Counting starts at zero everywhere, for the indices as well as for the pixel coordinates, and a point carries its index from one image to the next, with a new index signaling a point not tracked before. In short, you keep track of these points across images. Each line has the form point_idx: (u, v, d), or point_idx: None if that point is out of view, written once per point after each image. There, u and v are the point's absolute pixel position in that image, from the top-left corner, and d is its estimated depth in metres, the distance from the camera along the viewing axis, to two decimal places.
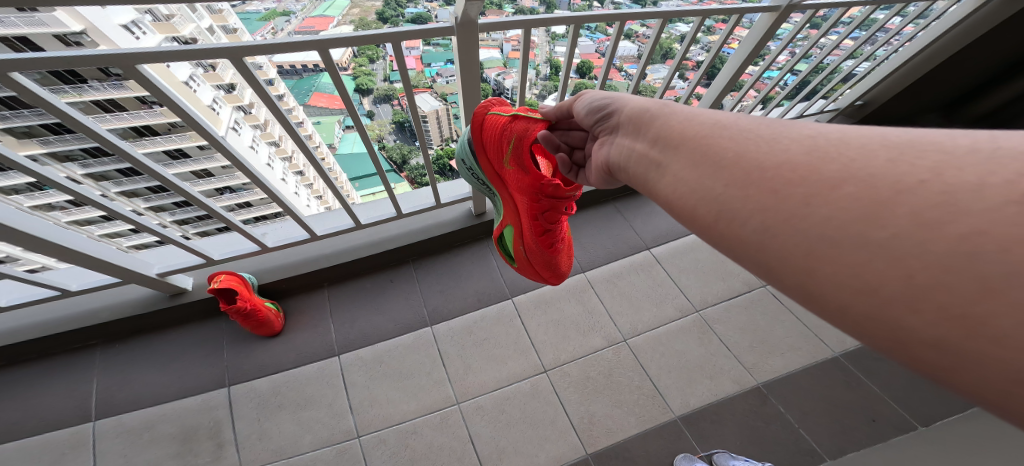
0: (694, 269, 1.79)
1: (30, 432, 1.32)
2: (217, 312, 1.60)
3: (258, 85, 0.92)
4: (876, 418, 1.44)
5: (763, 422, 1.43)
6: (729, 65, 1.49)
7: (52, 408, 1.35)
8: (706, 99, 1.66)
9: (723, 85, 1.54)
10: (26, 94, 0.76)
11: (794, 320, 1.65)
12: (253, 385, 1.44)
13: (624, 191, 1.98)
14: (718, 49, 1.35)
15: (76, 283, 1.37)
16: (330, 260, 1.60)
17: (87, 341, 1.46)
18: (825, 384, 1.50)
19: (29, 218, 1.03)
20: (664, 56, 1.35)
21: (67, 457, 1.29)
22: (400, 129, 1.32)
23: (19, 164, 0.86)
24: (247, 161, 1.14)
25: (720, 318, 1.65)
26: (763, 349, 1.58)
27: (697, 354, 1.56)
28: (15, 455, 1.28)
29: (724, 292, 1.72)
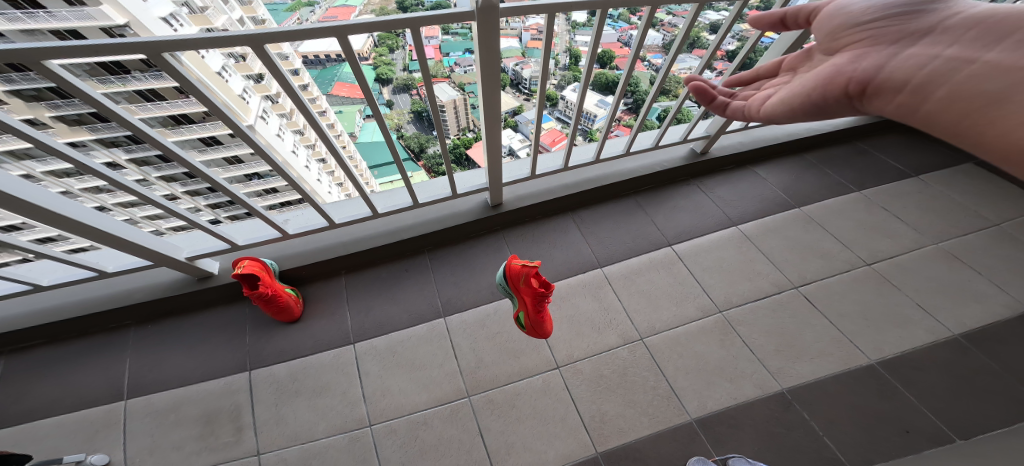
0: (717, 268, 1.74)
1: (66, 409, 1.39)
2: (241, 297, 1.66)
3: (282, 75, 0.95)
4: (909, 429, 1.35)
5: (785, 428, 1.36)
6: (769, 55, 1.45)
7: (89, 387, 1.43)
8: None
9: (758, 75, 1.50)
10: (60, 81, 0.80)
11: (827, 324, 1.58)
12: (273, 370, 1.49)
13: (645, 185, 1.97)
14: (755, 41, 1.33)
15: (113, 266, 1.45)
16: (347, 248, 1.64)
17: (123, 321, 1.55)
18: (857, 393, 1.42)
19: (72, 203, 1.10)
20: (691, 45, 1.30)
21: (100, 434, 1.35)
22: (419, 118, 1.36)
23: (61, 151, 0.93)
24: (270, 152, 1.18)
25: (744, 319, 1.60)
26: (790, 353, 1.51)
27: (717, 356, 1.51)
28: (52, 431, 1.35)
29: (750, 293, 1.66)
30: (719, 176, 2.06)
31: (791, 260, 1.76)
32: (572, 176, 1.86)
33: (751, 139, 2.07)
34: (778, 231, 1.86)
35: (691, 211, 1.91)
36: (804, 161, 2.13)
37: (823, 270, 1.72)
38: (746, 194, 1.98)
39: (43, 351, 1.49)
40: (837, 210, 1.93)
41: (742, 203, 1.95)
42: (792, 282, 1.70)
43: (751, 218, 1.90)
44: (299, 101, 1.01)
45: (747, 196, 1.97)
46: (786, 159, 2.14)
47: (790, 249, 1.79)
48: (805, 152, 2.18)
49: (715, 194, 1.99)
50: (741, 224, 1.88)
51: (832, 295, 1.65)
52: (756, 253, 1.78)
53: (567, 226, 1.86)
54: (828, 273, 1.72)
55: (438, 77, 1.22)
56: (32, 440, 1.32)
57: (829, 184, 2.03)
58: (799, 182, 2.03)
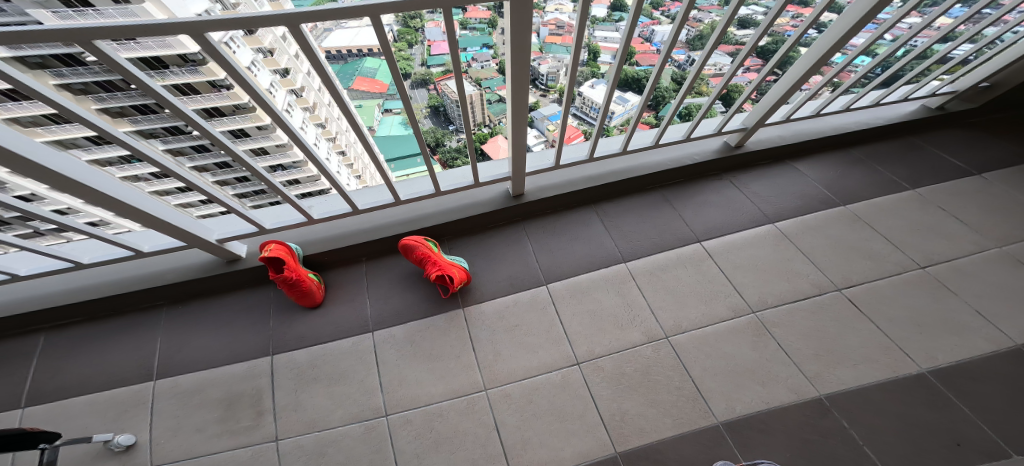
0: (752, 266, 1.69)
1: (98, 388, 1.44)
2: (266, 281, 1.71)
3: (317, 64, 0.93)
4: (960, 441, 1.26)
5: (820, 436, 1.28)
6: (811, 52, 1.41)
7: (121, 366, 1.48)
8: (775, 91, 1.61)
9: (793, 79, 1.50)
10: (109, 62, 0.81)
11: (873, 329, 1.49)
12: (294, 355, 1.51)
13: (673, 179, 1.95)
14: (792, 44, 1.28)
15: (149, 245, 1.50)
16: (368, 234, 1.66)
17: (155, 301, 1.61)
18: (903, 402, 1.33)
19: (121, 187, 1.16)
20: (718, 41, 1.22)
21: (128, 414, 1.39)
22: (435, 114, 1.27)
23: (120, 139, 0.97)
24: (300, 135, 1.16)
25: (778, 321, 1.53)
26: (829, 358, 1.43)
27: (749, 357, 1.45)
28: (84, 409, 1.39)
29: (787, 294, 1.61)
30: (754, 171, 2.03)
31: (835, 260, 1.70)
32: (596, 167, 1.87)
33: (791, 133, 2.04)
34: (819, 229, 1.81)
35: (723, 206, 1.88)
36: (839, 160, 2.06)
37: (872, 271, 1.66)
38: (784, 189, 1.95)
39: (81, 328, 1.56)
40: (876, 212, 1.85)
41: (780, 200, 1.91)
42: (834, 284, 1.63)
43: (789, 215, 1.86)
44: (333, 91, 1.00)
45: (782, 192, 1.94)
46: (825, 154, 2.08)
47: (833, 249, 1.73)
48: (839, 149, 2.11)
49: (749, 189, 1.96)
50: (778, 221, 1.84)
51: (882, 299, 1.57)
52: (790, 251, 1.74)
53: (589, 219, 1.85)
54: (877, 275, 1.64)
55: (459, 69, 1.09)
56: (65, 418, 1.37)
57: (865, 184, 1.96)
58: (846, 179, 1.98)
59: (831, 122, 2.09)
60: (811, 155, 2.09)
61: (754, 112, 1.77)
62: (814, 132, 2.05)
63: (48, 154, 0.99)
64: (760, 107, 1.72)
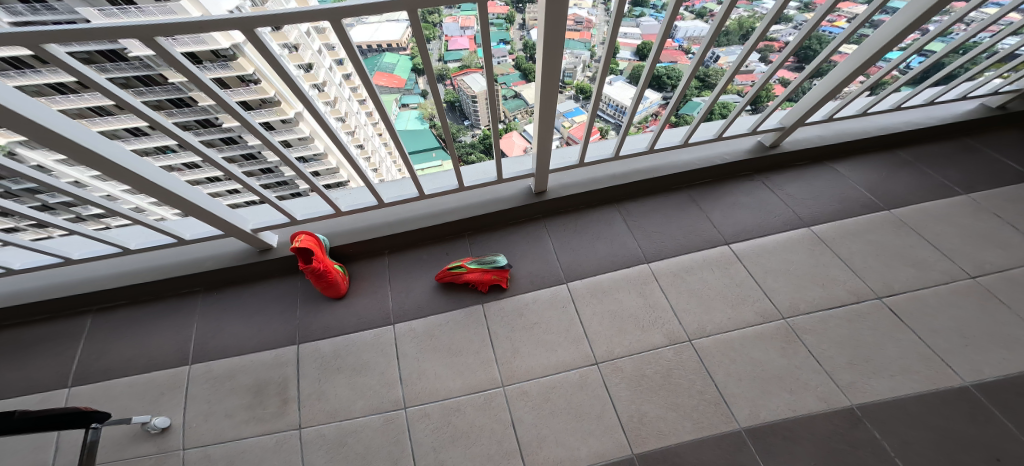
0: (784, 271, 1.64)
1: (140, 370, 1.53)
2: (295, 271, 1.78)
3: (358, 60, 0.95)
4: (1002, 458, 1.19)
5: (850, 446, 1.23)
6: (860, 51, 1.37)
7: (160, 350, 1.57)
8: (818, 91, 1.57)
9: (837, 81, 1.47)
10: (165, 57, 0.86)
11: (912, 339, 1.43)
12: (318, 345, 1.56)
13: (701, 179, 1.91)
14: (836, 47, 1.25)
15: (190, 233, 1.60)
16: (392, 227, 1.71)
17: (193, 287, 1.71)
18: (943, 416, 1.27)
19: (167, 177, 1.25)
20: (743, 37, 1.18)
21: (165, 396, 1.47)
22: (452, 109, 1.19)
23: (170, 130, 1.05)
24: (330, 124, 1.17)
25: (811, 328, 1.48)
26: (864, 368, 1.37)
27: (777, 364, 1.40)
28: (126, 389, 1.48)
29: (821, 301, 1.54)
30: (789, 172, 1.97)
31: (876, 267, 1.62)
32: (620, 166, 1.85)
33: (832, 133, 1.98)
34: (860, 234, 1.73)
35: (750, 209, 1.83)
36: (878, 162, 1.98)
37: (916, 280, 1.57)
38: (822, 191, 1.88)
39: (126, 310, 1.67)
40: (918, 219, 1.76)
41: (816, 202, 1.84)
42: (873, 292, 1.56)
43: (827, 219, 1.79)
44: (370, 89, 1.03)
45: (819, 195, 1.87)
46: (864, 156, 2.00)
47: (874, 255, 1.66)
48: (878, 152, 2.02)
49: (783, 191, 1.90)
50: (814, 225, 1.78)
51: (926, 309, 1.50)
52: (827, 258, 1.67)
53: (611, 218, 1.83)
54: (922, 284, 1.56)
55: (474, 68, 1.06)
56: (110, 397, 1.46)
57: (907, 189, 1.86)
58: (888, 183, 1.89)
59: (878, 122, 2.01)
60: (852, 156, 2.01)
61: (793, 112, 1.72)
62: (859, 131, 1.98)
63: (101, 142, 1.06)
64: (801, 106, 1.68)
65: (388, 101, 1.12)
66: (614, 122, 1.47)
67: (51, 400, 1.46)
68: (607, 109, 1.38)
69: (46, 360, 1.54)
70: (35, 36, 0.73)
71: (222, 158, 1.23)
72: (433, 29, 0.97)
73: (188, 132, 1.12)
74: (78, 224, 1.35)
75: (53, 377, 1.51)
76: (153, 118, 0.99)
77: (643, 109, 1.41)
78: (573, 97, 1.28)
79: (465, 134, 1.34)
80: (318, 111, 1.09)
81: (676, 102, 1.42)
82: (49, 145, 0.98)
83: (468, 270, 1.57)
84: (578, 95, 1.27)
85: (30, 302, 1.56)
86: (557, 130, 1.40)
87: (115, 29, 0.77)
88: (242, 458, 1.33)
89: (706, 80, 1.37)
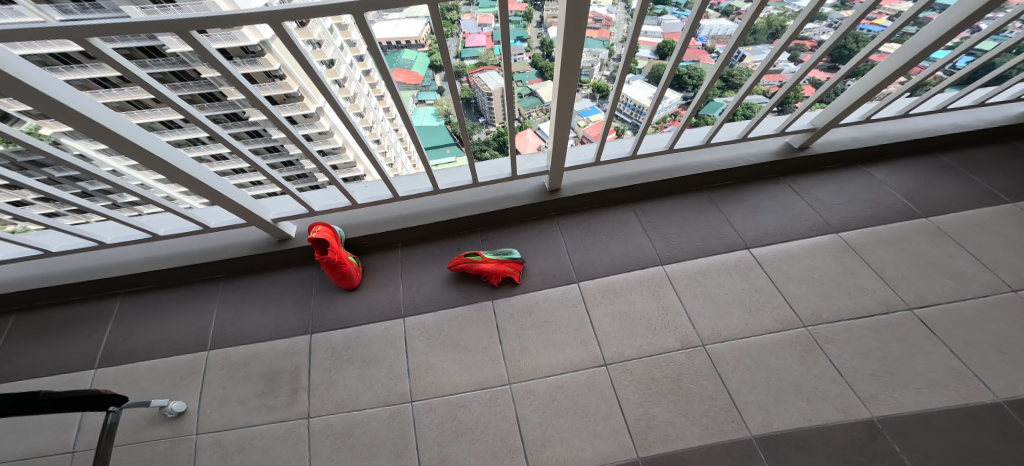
0: (807, 278, 1.60)
1: (161, 354, 1.59)
2: (312, 261, 1.83)
3: (380, 57, 0.96)
4: None
5: (867, 459, 1.20)
6: (903, 51, 1.33)
7: (181, 335, 1.63)
8: (853, 92, 1.54)
9: (875, 82, 1.44)
10: (201, 52, 0.89)
11: (944, 352, 1.37)
12: (331, 335, 1.60)
13: (721, 180, 1.89)
14: (877, 47, 1.22)
15: (215, 222, 1.66)
16: (407, 220, 1.75)
17: (215, 274, 1.78)
18: (971, 435, 1.22)
19: (196, 166, 1.29)
20: (771, 35, 1.15)
21: (184, 381, 1.52)
22: (467, 106, 1.21)
23: (202, 122, 1.09)
24: (351, 118, 1.19)
25: (832, 337, 1.44)
26: (888, 381, 1.33)
27: (794, 372, 1.37)
28: (148, 373, 1.54)
29: (845, 310, 1.50)
30: (817, 176, 1.92)
31: (909, 277, 1.57)
32: (638, 166, 1.85)
33: (869, 135, 1.93)
34: (894, 242, 1.67)
35: (769, 215, 1.80)
36: (910, 169, 1.91)
37: (953, 292, 1.51)
38: (851, 197, 1.83)
39: (152, 294, 1.75)
40: (951, 231, 1.68)
41: (846, 208, 1.80)
42: (903, 302, 1.51)
43: (857, 226, 1.74)
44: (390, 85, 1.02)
45: (849, 200, 1.82)
46: (895, 162, 1.94)
47: (909, 264, 1.60)
48: (910, 158, 1.96)
49: (811, 195, 1.86)
50: (843, 231, 1.73)
51: (960, 322, 1.44)
52: (853, 266, 1.62)
53: (627, 218, 1.82)
54: (957, 296, 1.50)
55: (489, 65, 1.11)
56: (132, 380, 1.52)
57: (940, 197, 1.79)
58: (928, 189, 1.82)
59: (920, 123, 1.95)
60: (885, 160, 1.96)
61: (825, 113, 1.69)
62: (899, 133, 1.93)
63: (139, 133, 1.12)
64: (834, 106, 1.64)
65: (407, 96, 1.16)
66: (631, 122, 1.48)
67: (78, 380, 1.53)
68: (624, 109, 1.38)
69: (77, 341, 1.62)
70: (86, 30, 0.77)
71: (249, 151, 1.27)
72: (452, 26, 0.99)
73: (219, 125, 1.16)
74: (115, 211, 1.43)
75: (81, 357, 1.59)
76: (187, 110, 1.03)
77: (663, 108, 1.40)
78: (589, 96, 1.27)
79: (480, 130, 1.35)
80: (339, 106, 1.11)
81: (697, 102, 1.40)
82: (93, 136, 1.04)
83: (481, 261, 1.61)
84: (595, 94, 1.26)
85: (63, 284, 1.65)
86: (571, 129, 1.42)
87: (156, 24, 0.80)
88: (252, 445, 1.37)
89: (730, 80, 1.34)
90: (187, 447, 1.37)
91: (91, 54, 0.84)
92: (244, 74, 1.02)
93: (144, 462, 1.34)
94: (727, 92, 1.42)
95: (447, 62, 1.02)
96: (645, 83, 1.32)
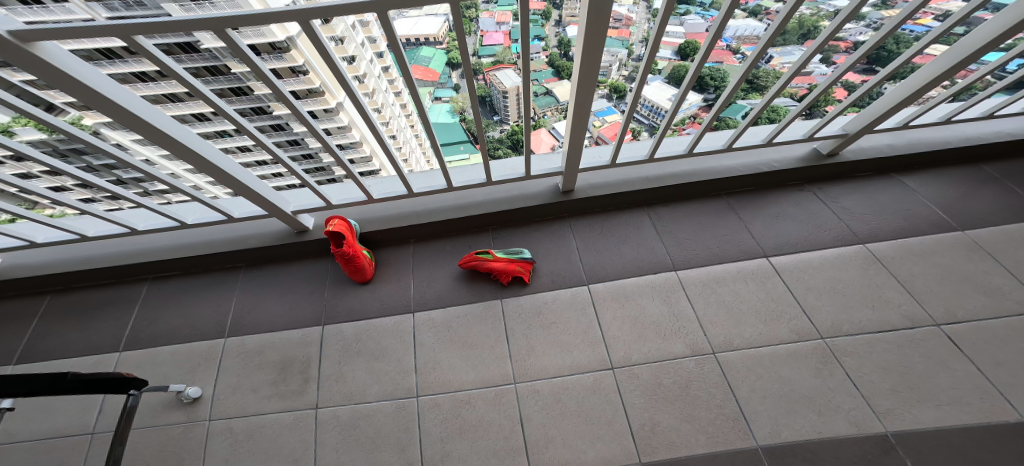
0: (829, 289, 1.55)
1: (182, 339, 1.65)
2: (328, 253, 1.88)
3: (401, 53, 0.99)
4: None
5: None
6: (951, 52, 1.29)
7: (201, 322, 1.69)
8: (893, 96, 1.50)
9: (916, 87, 1.40)
10: (233, 47, 0.93)
11: (971, 371, 1.32)
12: (343, 326, 1.63)
13: (739, 187, 1.87)
14: (922, 50, 1.18)
15: (239, 212, 1.73)
16: (423, 215, 1.78)
17: (237, 263, 1.84)
18: (1000, 460, 1.15)
19: (222, 157, 1.35)
20: (803, 35, 1.12)
21: (202, 366, 1.57)
22: (481, 103, 1.23)
23: (230, 115, 1.15)
24: (369, 113, 1.23)
25: (851, 351, 1.39)
26: (909, 397, 1.28)
27: (810, 385, 1.33)
28: (169, 356, 1.60)
29: (867, 324, 1.45)
30: (841, 186, 1.87)
31: (939, 292, 1.51)
32: (655, 169, 1.84)
33: (904, 142, 1.87)
34: (924, 256, 1.61)
35: (788, 224, 1.76)
36: (944, 179, 1.84)
37: (986, 309, 1.45)
38: (877, 208, 1.78)
39: (177, 281, 1.82)
40: (986, 247, 1.61)
41: (871, 220, 1.74)
42: (930, 318, 1.45)
43: (884, 238, 1.68)
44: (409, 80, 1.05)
45: (879, 210, 1.77)
46: (926, 173, 1.88)
47: (940, 279, 1.54)
48: (944, 168, 1.89)
49: (837, 204, 1.81)
50: (870, 242, 1.68)
51: (992, 341, 1.37)
52: (877, 279, 1.56)
53: (641, 221, 1.82)
54: (991, 314, 1.43)
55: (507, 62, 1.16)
56: (154, 363, 1.59)
57: (974, 211, 1.72)
58: (959, 203, 1.75)
59: (962, 130, 1.88)
60: (918, 170, 1.89)
61: (859, 118, 1.66)
62: (938, 141, 1.86)
63: (170, 123, 1.17)
64: (870, 112, 1.60)
65: (425, 93, 1.19)
66: (648, 123, 1.47)
67: (104, 362, 1.61)
68: (641, 109, 1.38)
69: (106, 323, 1.71)
70: (134, 28, 0.82)
71: (272, 143, 1.31)
72: (472, 22, 1.01)
73: (246, 118, 1.20)
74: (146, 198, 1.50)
75: (109, 339, 1.66)
76: (217, 103, 1.07)
77: (683, 110, 1.40)
78: (606, 95, 1.27)
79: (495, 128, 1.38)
80: (358, 101, 1.14)
81: (720, 105, 1.41)
82: (130, 127, 1.10)
83: (490, 260, 1.62)
84: (613, 94, 1.26)
85: (95, 268, 1.73)
86: (587, 129, 1.42)
87: (195, 22, 0.84)
88: (261, 433, 1.40)
89: (755, 82, 1.31)
90: (200, 432, 1.41)
91: (134, 50, 0.88)
92: (272, 70, 1.06)
93: (159, 445, 1.39)
94: (752, 94, 1.40)
95: (466, 60, 1.03)
96: (665, 84, 1.32)
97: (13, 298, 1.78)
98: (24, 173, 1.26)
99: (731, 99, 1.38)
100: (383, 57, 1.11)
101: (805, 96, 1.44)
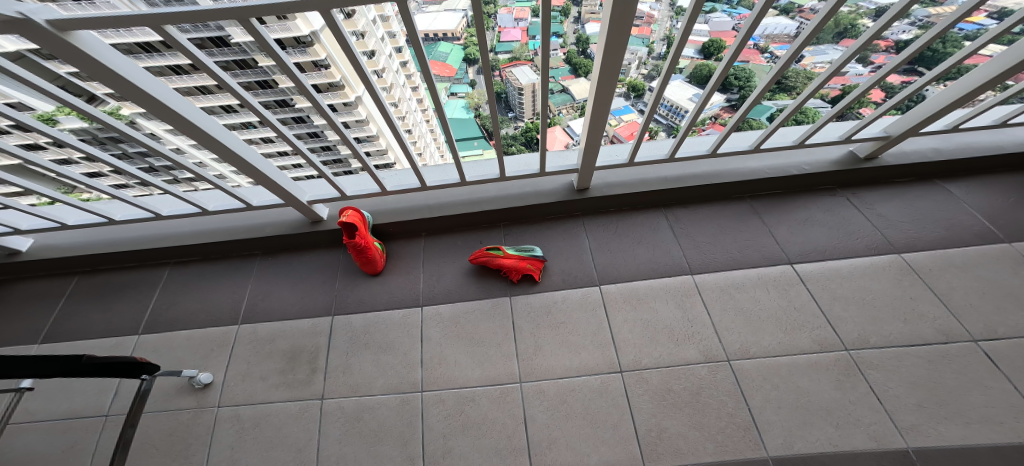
0: (857, 300, 1.49)
1: (197, 325, 1.68)
2: (343, 244, 1.90)
3: (421, 49, 1.00)
4: None
5: None
6: (1008, 54, 1.23)
7: (216, 307, 1.73)
8: (939, 99, 1.45)
9: (965, 91, 1.35)
10: (261, 42, 0.94)
11: (1010, 390, 1.24)
12: (353, 316, 1.65)
13: (762, 190, 1.82)
14: (975, 50, 1.14)
15: (257, 201, 1.75)
16: (441, 207, 1.78)
17: (254, 250, 1.88)
18: None
19: (244, 146, 1.37)
20: (838, 34, 1.08)
21: (214, 351, 1.60)
22: (501, 101, 1.23)
23: (253, 106, 1.16)
24: (387, 107, 1.24)
25: (877, 364, 1.33)
26: (940, 414, 1.22)
27: (829, 397, 1.28)
28: (184, 341, 1.64)
29: (896, 337, 1.39)
30: (869, 195, 1.80)
31: (979, 307, 1.43)
32: (676, 169, 1.81)
33: (951, 146, 1.80)
34: (962, 269, 1.54)
35: (811, 233, 1.70)
36: (988, 188, 1.76)
37: None
38: (909, 219, 1.70)
39: (196, 266, 1.86)
40: None
41: (900, 231, 1.67)
42: (968, 333, 1.37)
43: (917, 250, 1.61)
44: (428, 75, 1.07)
45: (917, 219, 1.70)
46: (971, 181, 1.80)
47: (980, 293, 1.46)
48: (989, 177, 1.81)
49: (871, 211, 1.75)
50: (905, 252, 1.61)
51: None
52: (907, 291, 1.50)
53: (657, 223, 1.78)
54: None
55: (522, 60, 1.19)
56: (169, 348, 1.62)
57: (1018, 224, 1.64)
58: (1000, 214, 1.67)
59: (1016, 135, 1.80)
60: (961, 177, 1.82)
61: (903, 119, 1.59)
62: (989, 146, 1.78)
63: (198, 115, 1.19)
64: (913, 115, 1.55)
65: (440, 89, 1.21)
66: (666, 123, 1.45)
67: (122, 345, 1.65)
68: (659, 109, 1.36)
69: (126, 306, 1.75)
70: (161, 19, 0.83)
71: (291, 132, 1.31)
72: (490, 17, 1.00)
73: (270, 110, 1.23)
74: (173, 186, 1.54)
75: (128, 321, 1.71)
76: (241, 93, 1.08)
77: (706, 110, 1.38)
78: (624, 95, 1.27)
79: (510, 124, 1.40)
80: (376, 92, 1.14)
81: (745, 106, 1.38)
82: (161, 117, 1.13)
83: (501, 257, 1.61)
84: (631, 93, 1.28)
85: (120, 252, 1.79)
86: (604, 129, 1.41)
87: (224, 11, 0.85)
88: (267, 421, 1.41)
89: (784, 82, 1.27)
90: (208, 419, 1.43)
91: (170, 43, 0.91)
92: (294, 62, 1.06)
93: (170, 429, 1.41)
94: (781, 95, 1.36)
95: (484, 56, 1.02)
96: (687, 83, 1.28)
97: (42, 278, 1.85)
98: (63, 160, 1.29)
99: (757, 102, 1.36)
100: (401, 48, 1.13)
101: (837, 98, 1.41)
